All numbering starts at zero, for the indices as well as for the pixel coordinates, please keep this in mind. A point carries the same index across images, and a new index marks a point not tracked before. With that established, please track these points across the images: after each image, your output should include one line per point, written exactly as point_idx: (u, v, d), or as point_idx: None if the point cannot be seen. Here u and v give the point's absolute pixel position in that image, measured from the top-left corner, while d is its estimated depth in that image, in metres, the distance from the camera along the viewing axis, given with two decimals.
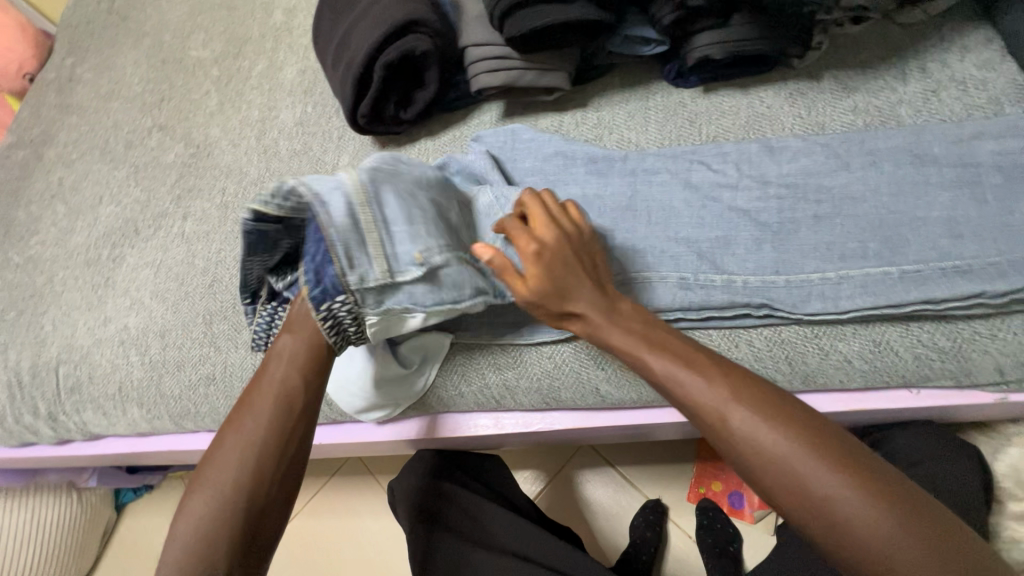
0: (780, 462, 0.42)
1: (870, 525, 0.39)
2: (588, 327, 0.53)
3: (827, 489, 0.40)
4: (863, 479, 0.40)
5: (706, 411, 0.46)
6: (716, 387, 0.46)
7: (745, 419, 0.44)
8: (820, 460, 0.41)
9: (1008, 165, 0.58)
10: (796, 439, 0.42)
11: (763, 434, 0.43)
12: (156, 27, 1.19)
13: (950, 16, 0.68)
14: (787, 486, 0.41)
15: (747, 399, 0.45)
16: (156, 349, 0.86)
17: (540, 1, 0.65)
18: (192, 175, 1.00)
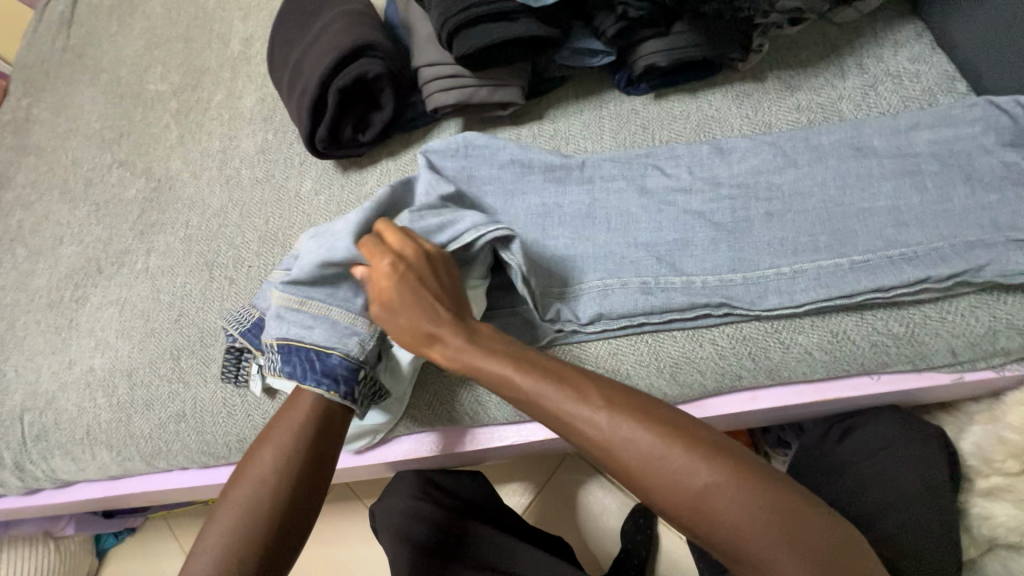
0: (652, 466, 0.41)
1: (741, 511, 0.39)
2: (450, 352, 0.52)
3: (698, 482, 0.40)
4: (728, 465, 0.40)
5: (577, 430, 0.44)
6: (587, 402, 0.45)
7: (610, 424, 0.43)
8: (687, 455, 0.41)
9: (944, 153, 0.60)
10: (661, 441, 0.42)
11: (632, 437, 0.42)
12: (112, 63, 1.18)
13: (883, 13, 0.71)
14: (658, 486, 0.41)
15: (613, 410, 0.44)
16: (124, 388, 0.84)
17: (485, 20, 0.66)
18: (154, 209, 0.99)
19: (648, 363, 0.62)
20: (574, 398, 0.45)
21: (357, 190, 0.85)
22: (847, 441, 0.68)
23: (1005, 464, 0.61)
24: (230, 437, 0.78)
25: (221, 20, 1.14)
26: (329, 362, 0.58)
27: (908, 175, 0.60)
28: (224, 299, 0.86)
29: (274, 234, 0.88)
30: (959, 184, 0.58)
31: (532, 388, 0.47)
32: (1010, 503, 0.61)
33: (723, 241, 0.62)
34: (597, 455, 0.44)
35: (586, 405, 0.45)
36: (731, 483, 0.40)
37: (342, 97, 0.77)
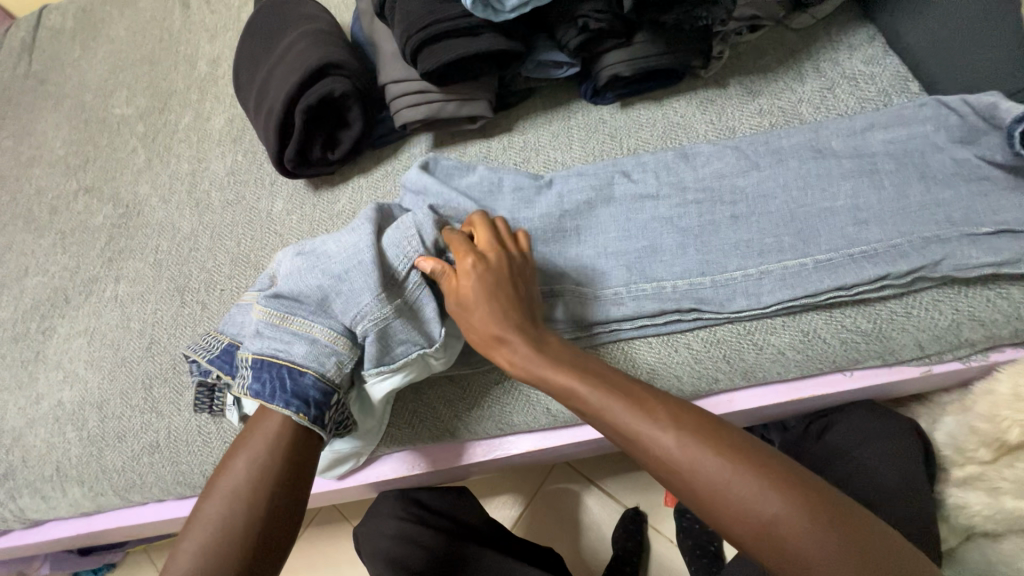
0: (718, 488, 0.41)
1: (811, 550, 0.38)
2: (515, 358, 0.52)
3: (767, 514, 0.40)
4: (801, 497, 0.40)
5: (644, 441, 0.45)
6: (658, 417, 0.45)
7: (682, 446, 0.43)
8: (758, 485, 0.40)
9: (900, 151, 0.61)
10: (731, 466, 0.41)
11: (703, 461, 0.42)
12: (76, 88, 1.16)
13: (837, 18, 0.73)
14: (726, 510, 0.41)
15: (686, 428, 0.44)
16: (94, 422, 0.82)
17: (448, 36, 0.66)
18: (122, 235, 0.97)
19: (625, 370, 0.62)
20: (643, 416, 0.45)
21: (329, 208, 0.85)
22: (825, 437, 0.69)
23: (978, 453, 0.62)
24: (207, 466, 0.76)
25: (187, 42, 1.13)
26: (302, 382, 0.55)
27: (867, 174, 0.61)
28: (197, 324, 0.85)
29: (246, 256, 0.87)
30: (916, 180, 0.59)
31: (598, 402, 0.47)
32: (984, 492, 0.61)
33: (693, 245, 0.63)
34: (661, 472, 0.44)
35: (655, 424, 0.44)
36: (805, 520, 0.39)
37: (309, 117, 0.76)
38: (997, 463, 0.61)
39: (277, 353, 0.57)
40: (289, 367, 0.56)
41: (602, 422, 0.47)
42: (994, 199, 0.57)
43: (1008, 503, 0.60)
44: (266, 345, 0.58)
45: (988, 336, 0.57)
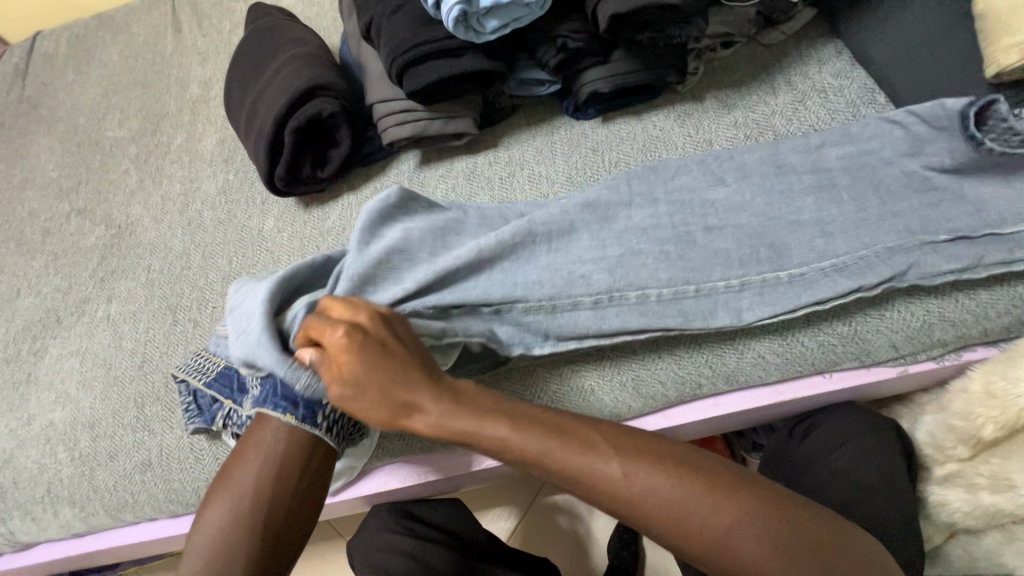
0: (674, 513, 0.43)
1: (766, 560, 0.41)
2: (427, 423, 0.49)
3: (718, 531, 0.42)
4: (745, 501, 0.42)
5: (590, 479, 0.45)
6: (609, 454, 0.45)
7: (631, 476, 0.44)
8: (712, 501, 0.42)
9: (869, 158, 0.64)
10: (682, 487, 0.43)
11: (650, 485, 0.43)
12: (70, 111, 1.18)
13: (806, 33, 0.76)
14: (682, 532, 0.42)
15: (632, 458, 0.45)
16: (86, 441, 0.82)
17: (432, 57, 0.69)
18: (114, 256, 0.98)
19: (610, 377, 0.64)
20: (589, 452, 0.45)
21: (319, 225, 0.86)
22: (809, 439, 0.70)
23: (956, 450, 0.63)
24: (199, 483, 0.76)
25: (179, 65, 1.16)
26: (292, 387, 0.57)
27: (838, 182, 0.63)
28: (189, 342, 0.85)
29: (238, 274, 0.88)
30: (884, 186, 0.62)
31: (539, 448, 0.46)
32: (963, 488, 0.62)
33: (676, 252, 0.62)
34: (611, 505, 0.45)
35: (602, 458, 0.45)
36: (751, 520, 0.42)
37: (298, 136, 0.78)
38: (975, 460, 0.62)
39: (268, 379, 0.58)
40: (276, 379, 0.58)
41: (548, 469, 0.46)
42: (958, 204, 0.59)
43: (985, 498, 0.60)
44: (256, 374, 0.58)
45: (959, 335, 0.59)
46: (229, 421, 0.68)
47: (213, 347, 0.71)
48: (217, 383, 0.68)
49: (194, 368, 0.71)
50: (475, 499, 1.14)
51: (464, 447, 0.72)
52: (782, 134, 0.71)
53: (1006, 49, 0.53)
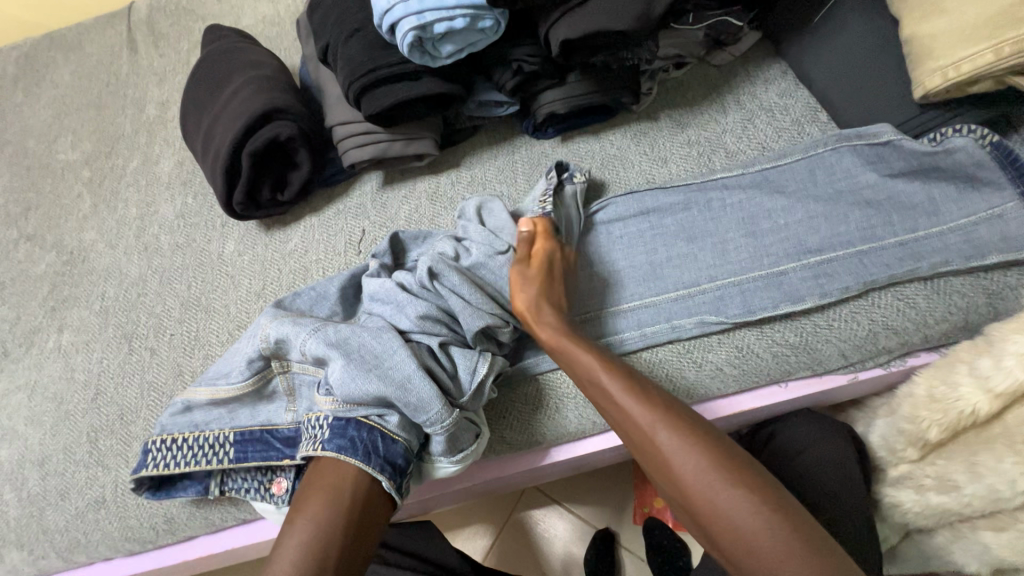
0: (681, 470, 0.46)
1: (753, 533, 0.42)
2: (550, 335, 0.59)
3: (722, 502, 0.44)
4: (759, 504, 0.43)
5: (634, 428, 0.50)
6: (647, 410, 0.50)
7: (661, 432, 0.48)
8: (718, 475, 0.45)
9: (810, 175, 0.67)
10: (697, 452, 0.46)
11: (676, 447, 0.47)
12: (18, 134, 1.14)
13: (753, 54, 0.79)
14: (689, 490, 0.46)
15: (667, 419, 0.49)
16: (35, 480, 0.78)
17: (389, 80, 0.69)
18: (67, 283, 0.94)
19: (573, 394, 0.68)
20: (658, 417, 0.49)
21: (281, 248, 0.85)
22: (770, 444, 0.71)
23: (906, 452, 0.63)
24: (157, 518, 0.74)
25: (135, 86, 1.13)
26: (393, 449, 0.58)
27: (780, 199, 0.66)
28: (146, 371, 0.82)
29: (197, 300, 0.86)
30: (825, 201, 0.65)
31: (609, 388, 0.53)
32: (912, 489, 0.63)
33: (594, 283, 0.68)
34: (662, 477, 0.48)
35: (672, 434, 0.48)
36: (794, 541, 0.41)
37: (256, 159, 0.77)
38: (924, 461, 0.63)
39: (365, 421, 0.58)
40: (381, 433, 0.58)
41: (607, 406, 0.53)
42: (894, 214, 0.62)
43: (932, 498, 0.61)
44: (349, 415, 0.58)
45: (902, 342, 0.61)
46: (224, 487, 0.67)
47: (182, 428, 0.66)
48: (250, 454, 0.65)
49: (183, 456, 0.64)
50: (451, 518, 1.13)
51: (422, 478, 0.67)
52: (733, 151, 0.74)
53: (932, 71, 0.56)
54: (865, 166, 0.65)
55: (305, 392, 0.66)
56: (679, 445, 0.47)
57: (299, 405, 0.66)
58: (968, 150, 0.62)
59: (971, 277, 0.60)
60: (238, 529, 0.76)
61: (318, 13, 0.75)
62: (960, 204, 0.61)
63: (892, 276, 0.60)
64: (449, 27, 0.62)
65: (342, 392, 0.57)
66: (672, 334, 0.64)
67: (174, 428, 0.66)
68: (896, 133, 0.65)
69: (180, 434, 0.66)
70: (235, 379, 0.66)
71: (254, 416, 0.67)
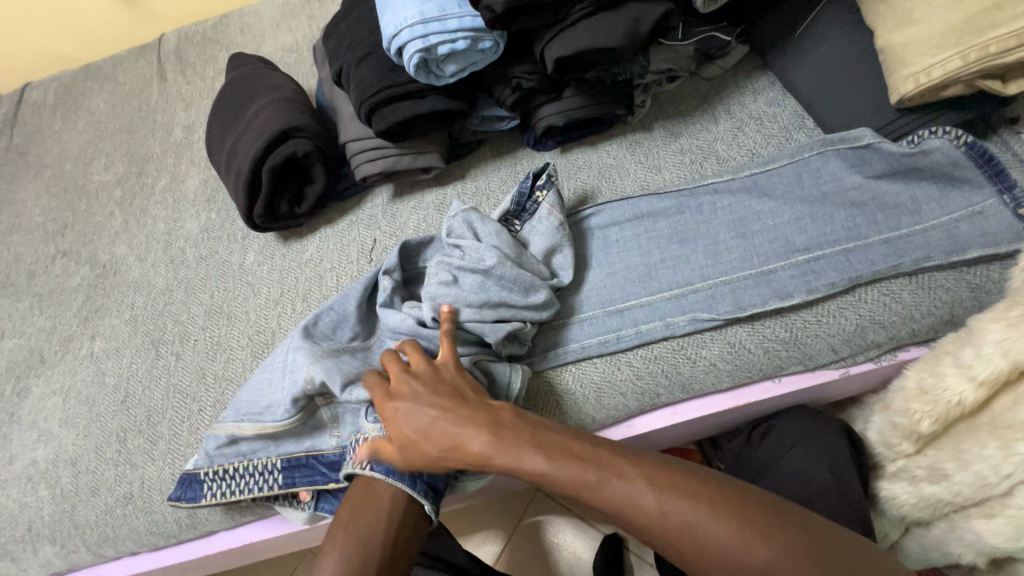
0: (685, 530, 0.47)
1: (785, 571, 0.43)
2: (485, 451, 0.54)
3: (742, 549, 0.44)
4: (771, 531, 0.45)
5: (621, 508, 0.49)
6: (625, 479, 0.50)
7: (644, 494, 0.49)
8: (724, 524, 0.46)
9: (797, 179, 0.70)
10: (692, 509, 0.47)
11: (668, 515, 0.47)
12: (57, 157, 1.22)
13: (742, 66, 0.82)
14: (698, 549, 0.46)
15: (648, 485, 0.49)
16: (67, 478, 0.83)
17: (397, 98, 0.74)
18: (99, 294, 1.00)
19: None
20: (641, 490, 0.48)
21: (298, 258, 0.90)
22: (767, 440, 0.73)
23: (901, 446, 0.65)
24: (180, 513, 0.78)
25: (164, 111, 1.21)
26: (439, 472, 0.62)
27: (769, 202, 0.69)
28: (172, 375, 0.87)
29: (219, 307, 0.91)
30: (812, 203, 0.68)
31: (565, 473, 0.51)
32: (907, 481, 0.64)
33: (592, 284, 0.71)
34: (667, 547, 0.47)
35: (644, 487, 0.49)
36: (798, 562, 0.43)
37: (274, 175, 0.83)
38: (918, 454, 0.64)
39: None
40: None
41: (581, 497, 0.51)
42: (878, 214, 0.65)
43: (926, 489, 0.62)
44: None
45: (890, 336, 0.63)
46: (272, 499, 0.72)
47: (232, 460, 0.71)
48: (297, 477, 0.69)
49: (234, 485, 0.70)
50: (462, 524, 1.15)
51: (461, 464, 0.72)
52: (724, 157, 0.77)
53: (905, 78, 0.59)
54: (849, 169, 0.68)
55: (348, 418, 0.69)
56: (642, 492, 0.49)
57: (344, 430, 0.69)
58: (945, 150, 0.65)
59: (954, 272, 0.62)
60: (255, 525, 0.79)
61: (332, 40, 0.81)
62: (941, 203, 0.64)
63: (877, 272, 0.62)
64: (451, 49, 0.67)
65: (379, 414, 0.61)
66: (667, 331, 0.67)
67: (223, 459, 0.71)
68: (875, 138, 0.68)
69: (230, 465, 0.71)
70: (280, 418, 0.68)
71: (298, 443, 0.70)
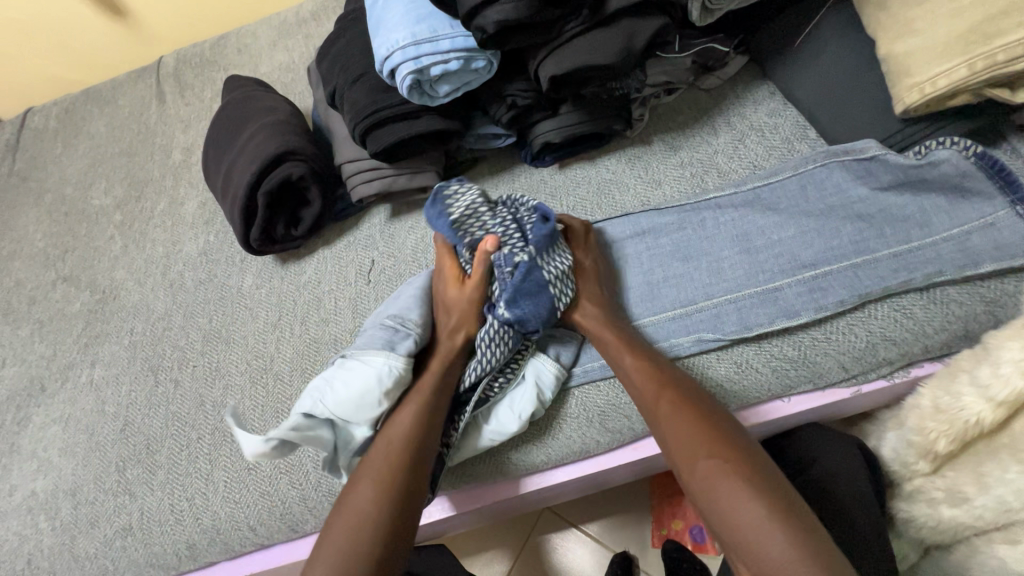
0: (676, 430, 0.54)
1: (728, 491, 0.47)
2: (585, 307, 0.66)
3: (705, 466, 0.50)
4: (742, 466, 0.48)
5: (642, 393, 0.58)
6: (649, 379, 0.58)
7: (662, 394, 0.57)
8: (708, 439, 0.51)
9: (800, 191, 0.68)
10: (694, 420, 0.53)
11: (671, 412, 0.55)
12: (58, 182, 1.22)
13: (742, 77, 0.81)
14: (676, 449, 0.53)
15: (670, 390, 0.57)
16: (67, 509, 0.82)
17: (391, 119, 0.73)
18: (99, 320, 1.00)
19: (576, 414, 0.69)
20: (661, 387, 0.57)
21: (296, 280, 0.90)
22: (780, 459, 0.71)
23: (918, 465, 0.62)
24: (179, 544, 0.76)
25: (163, 133, 1.21)
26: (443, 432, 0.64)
27: (772, 216, 0.67)
28: (171, 402, 0.86)
29: (217, 332, 0.90)
30: (817, 216, 0.66)
31: (629, 361, 0.61)
32: (924, 503, 0.62)
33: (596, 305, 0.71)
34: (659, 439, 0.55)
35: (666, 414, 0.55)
36: (765, 512, 0.45)
37: (270, 199, 0.82)
38: (936, 474, 0.62)
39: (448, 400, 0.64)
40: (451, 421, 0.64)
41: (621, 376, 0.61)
42: (886, 226, 0.63)
43: (945, 512, 0.60)
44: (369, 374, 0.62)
45: (903, 354, 0.61)
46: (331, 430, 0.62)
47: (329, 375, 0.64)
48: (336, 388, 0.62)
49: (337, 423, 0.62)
50: (467, 545, 1.13)
51: (462, 485, 0.71)
52: (725, 171, 0.76)
53: (909, 88, 0.57)
54: (853, 181, 0.66)
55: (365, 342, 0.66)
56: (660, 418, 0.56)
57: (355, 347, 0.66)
58: (954, 161, 0.62)
59: (968, 286, 0.60)
60: (257, 555, 0.78)
61: (325, 61, 0.80)
62: (952, 215, 0.62)
63: (886, 288, 0.61)
64: (444, 70, 0.66)
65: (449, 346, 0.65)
66: (671, 352, 0.65)
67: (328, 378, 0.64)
68: (881, 149, 0.66)
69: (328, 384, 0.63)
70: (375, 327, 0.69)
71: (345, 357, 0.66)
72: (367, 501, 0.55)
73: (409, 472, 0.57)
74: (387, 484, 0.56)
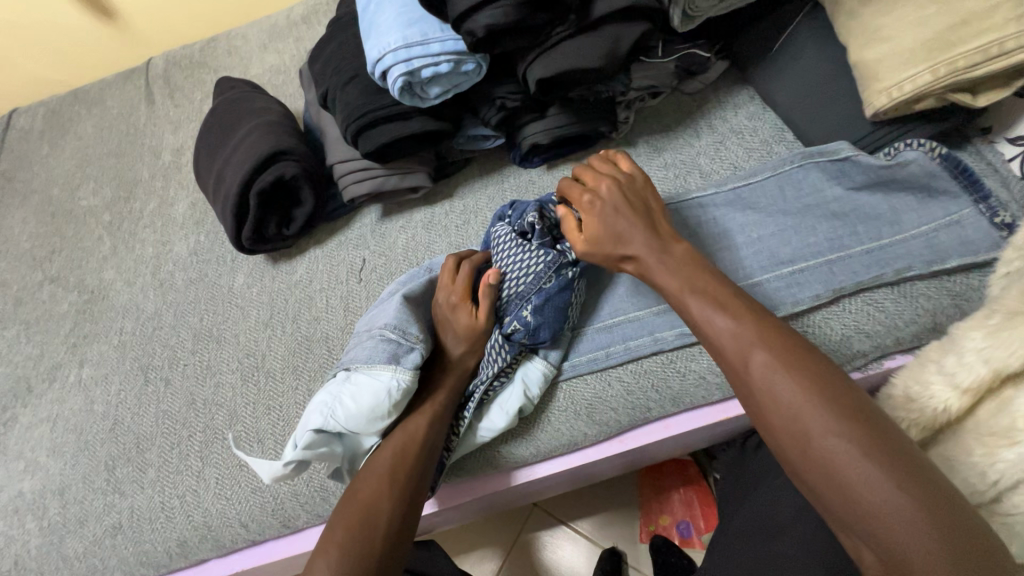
0: (777, 397, 0.47)
1: (855, 471, 0.42)
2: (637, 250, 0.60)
3: (825, 438, 0.44)
4: (873, 445, 0.43)
5: (732, 352, 0.51)
6: (743, 333, 0.51)
7: (761, 352, 0.49)
8: (828, 411, 0.45)
9: (778, 191, 0.71)
10: (805, 386, 0.46)
11: (775, 376, 0.48)
12: (45, 183, 1.22)
13: (723, 81, 0.84)
14: (778, 417, 0.47)
15: (774, 348, 0.49)
16: (55, 509, 0.82)
17: (383, 120, 0.75)
18: (87, 321, 1.00)
19: (564, 407, 0.70)
20: (756, 345, 0.50)
21: (287, 279, 0.90)
22: (760, 450, 0.75)
23: None
24: (170, 542, 0.76)
25: (152, 135, 1.21)
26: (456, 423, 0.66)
27: (751, 215, 0.70)
28: (161, 400, 0.86)
29: (208, 331, 0.91)
30: (794, 214, 0.69)
31: (702, 313, 0.54)
32: None
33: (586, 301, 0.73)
34: (749, 400, 0.50)
35: (824, 407, 0.45)
36: (909, 502, 0.40)
37: (262, 198, 0.83)
38: None
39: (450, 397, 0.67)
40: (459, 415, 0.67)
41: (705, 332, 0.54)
42: (858, 224, 0.66)
43: None
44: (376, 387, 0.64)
45: (875, 345, 0.64)
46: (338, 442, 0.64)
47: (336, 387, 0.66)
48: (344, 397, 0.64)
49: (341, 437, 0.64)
50: (457, 543, 1.14)
51: (453, 479, 0.72)
52: (707, 172, 0.78)
53: (879, 92, 0.60)
54: (828, 181, 0.69)
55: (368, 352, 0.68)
56: (787, 389, 0.47)
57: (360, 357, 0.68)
58: (921, 162, 0.66)
59: (934, 281, 0.64)
60: (248, 552, 0.78)
61: (317, 63, 0.81)
62: (920, 212, 0.65)
63: (859, 283, 0.63)
64: (435, 72, 0.68)
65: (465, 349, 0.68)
66: (655, 346, 0.68)
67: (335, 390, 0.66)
68: (854, 151, 0.69)
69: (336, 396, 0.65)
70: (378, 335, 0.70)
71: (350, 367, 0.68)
72: (374, 492, 0.59)
73: (417, 474, 0.61)
74: (395, 477, 0.60)
